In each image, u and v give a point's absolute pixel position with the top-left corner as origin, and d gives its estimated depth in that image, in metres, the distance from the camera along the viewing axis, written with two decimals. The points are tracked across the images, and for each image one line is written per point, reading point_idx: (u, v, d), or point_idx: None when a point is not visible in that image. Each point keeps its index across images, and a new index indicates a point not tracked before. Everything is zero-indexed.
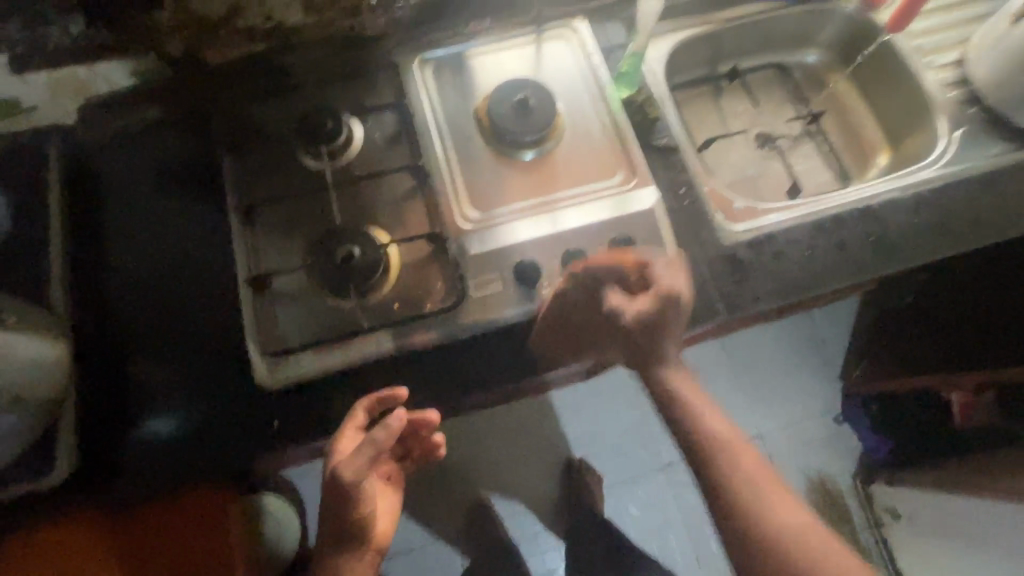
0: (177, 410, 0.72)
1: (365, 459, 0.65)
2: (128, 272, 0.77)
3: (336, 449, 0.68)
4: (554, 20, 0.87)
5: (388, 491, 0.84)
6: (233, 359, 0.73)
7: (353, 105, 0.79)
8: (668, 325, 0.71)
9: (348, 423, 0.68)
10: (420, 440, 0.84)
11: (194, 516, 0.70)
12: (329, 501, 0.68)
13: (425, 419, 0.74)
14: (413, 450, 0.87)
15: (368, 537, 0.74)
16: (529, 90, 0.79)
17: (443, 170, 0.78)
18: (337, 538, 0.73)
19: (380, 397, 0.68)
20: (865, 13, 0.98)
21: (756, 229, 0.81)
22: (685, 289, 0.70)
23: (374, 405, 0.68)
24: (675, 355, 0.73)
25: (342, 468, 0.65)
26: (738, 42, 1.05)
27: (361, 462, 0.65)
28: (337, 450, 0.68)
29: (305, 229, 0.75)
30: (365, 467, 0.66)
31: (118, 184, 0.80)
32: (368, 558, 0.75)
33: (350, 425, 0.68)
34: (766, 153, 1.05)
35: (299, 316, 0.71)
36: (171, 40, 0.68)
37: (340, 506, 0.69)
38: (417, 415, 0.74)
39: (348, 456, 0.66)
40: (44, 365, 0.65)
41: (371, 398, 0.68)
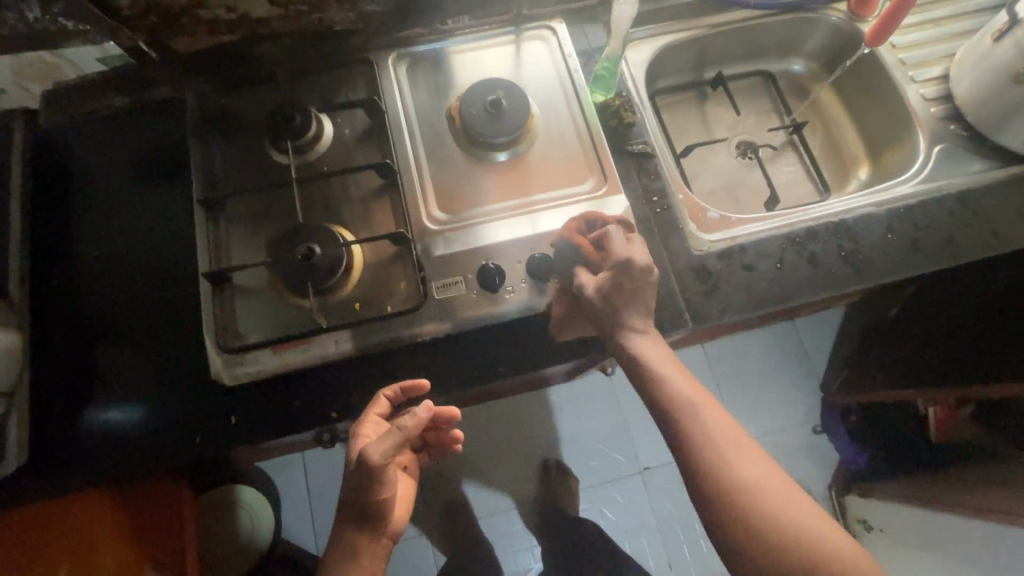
0: (133, 405, 0.70)
1: (395, 443, 0.64)
2: (91, 263, 0.75)
3: (364, 429, 0.68)
4: (533, 20, 0.86)
5: (406, 479, 0.81)
6: (193, 354, 0.72)
7: (323, 100, 0.78)
8: (640, 305, 0.67)
9: (374, 409, 0.69)
10: (438, 432, 0.87)
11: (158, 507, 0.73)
12: (354, 482, 0.67)
13: (448, 413, 0.79)
14: (429, 442, 0.90)
15: (388, 522, 0.71)
16: (502, 91, 0.77)
17: (413, 169, 0.77)
18: (355, 521, 0.70)
19: (404, 388, 0.70)
20: (850, 23, 0.97)
21: (727, 240, 0.81)
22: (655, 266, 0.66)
23: (399, 394, 0.69)
24: (648, 327, 0.68)
25: (371, 447, 0.64)
26: (723, 49, 1.04)
27: (389, 446, 0.64)
28: (364, 431, 0.68)
29: (270, 225, 0.74)
30: (395, 452, 0.64)
31: (83, 172, 0.78)
32: (381, 544, 0.71)
33: (376, 411, 0.69)
34: (746, 162, 1.04)
35: (257, 313, 0.70)
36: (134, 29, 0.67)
37: (365, 488, 0.67)
38: (442, 409, 0.79)
39: (378, 438, 0.65)
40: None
41: (398, 386, 0.69)
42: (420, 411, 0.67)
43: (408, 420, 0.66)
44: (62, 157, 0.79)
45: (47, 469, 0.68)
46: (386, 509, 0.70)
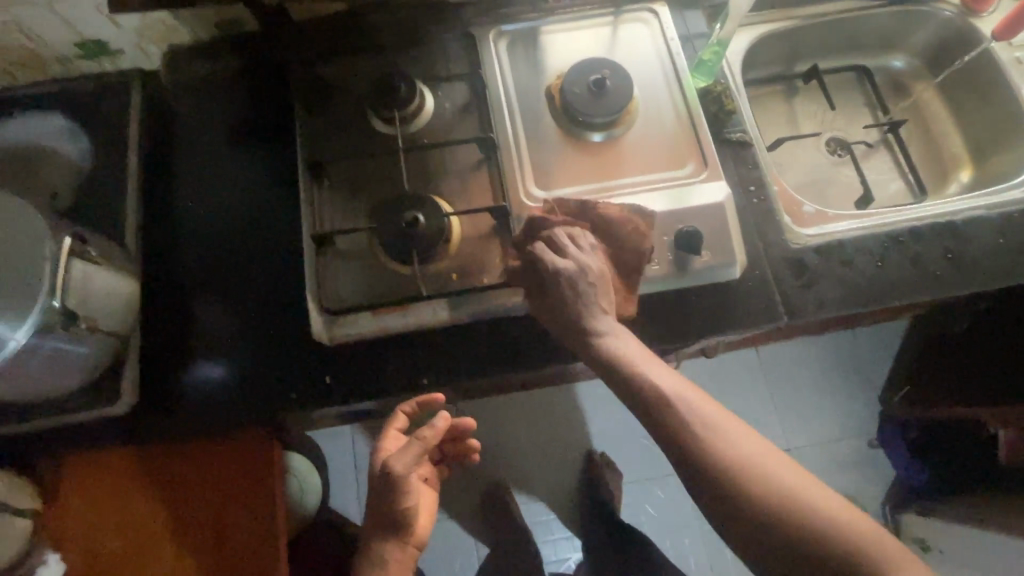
0: (234, 357, 0.73)
1: (415, 454, 0.68)
2: (197, 220, 0.78)
3: (386, 444, 0.75)
4: (635, 2, 0.85)
5: (429, 492, 0.83)
6: (292, 314, 0.74)
7: (425, 72, 0.79)
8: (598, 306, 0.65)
9: (392, 425, 0.76)
10: (456, 442, 0.92)
11: (234, 463, 0.72)
12: (377, 494, 0.70)
13: (464, 423, 0.88)
14: (447, 455, 0.94)
15: (412, 530, 0.72)
16: (606, 70, 0.77)
17: (511, 146, 0.77)
18: (382, 528, 0.71)
19: (420, 403, 0.75)
20: (964, 18, 0.92)
21: (825, 235, 0.79)
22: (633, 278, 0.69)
23: (416, 408, 0.75)
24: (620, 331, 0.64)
25: (392, 460, 0.68)
26: (820, 41, 1.00)
27: (409, 457, 0.68)
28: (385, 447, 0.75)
29: (371, 191, 0.75)
30: (416, 462, 0.68)
31: (191, 131, 0.81)
32: (409, 551, 0.72)
33: (395, 425, 0.76)
34: (837, 159, 1.01)
35: (357, 277, 0.71)
36: None
37: (388, 500, 0.69)
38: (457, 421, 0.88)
39: (398, 451, 0.69)
40: (122, 300, 0.68)
41: (414, 401, 0.75)
42: (436, 421, 0.70)
43: (425, 430, 0.70)
44: (172, 116, 0.82)
45: (155, 411, 0.72)
46: (410, 519, 0.71)
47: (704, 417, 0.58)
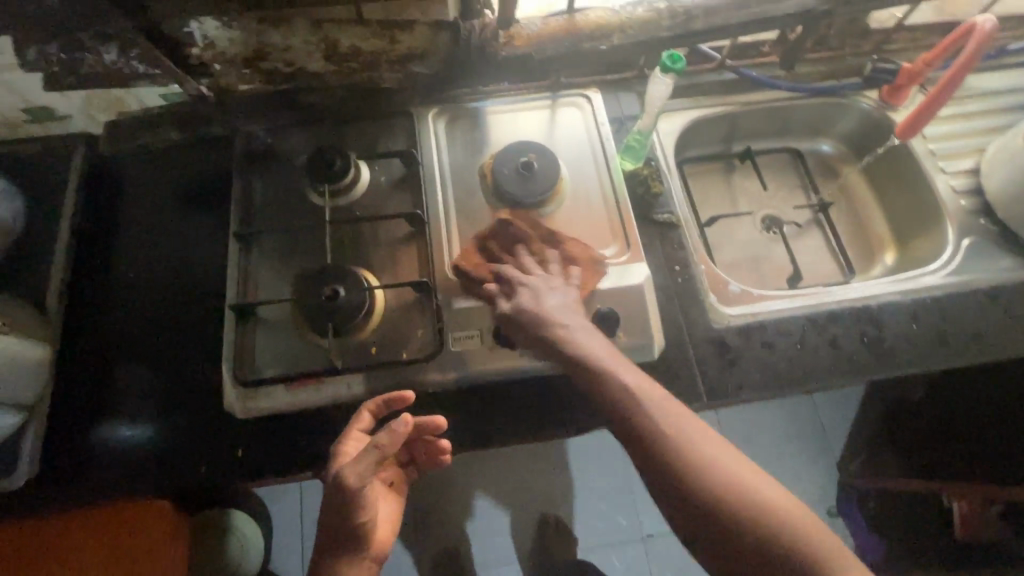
0: (148, 427, 0.71)
1: (371, 462, 0.61)
2: (129, 283, 0.78)
3: (352, 443, 0.66)
4: (569, 88, 0.89)
5: (388, 498, 0.76)
6: (211, 383, 0.73)
7: (364, 147, 0.82)
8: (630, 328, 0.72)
9: (354, 426, 0.67)
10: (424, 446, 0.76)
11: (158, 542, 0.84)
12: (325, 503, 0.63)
13: (432, 424, 0.69)
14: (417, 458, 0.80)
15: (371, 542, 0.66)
16: (534, 153, 0.80)
17: (441, 221, 0.80)
18: (332, 547, 0.65)
19: (386, 401, 0.67)
20: (882, 111, 0.98)
21: (747, 315, 0.81)
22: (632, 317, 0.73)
23: (382, 407, 0.67)
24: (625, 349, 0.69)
25: (345, 470, 0.61)
26: (753, 126, 1.05)
27: (364, 466, 0.61)
28: (344, 452, 0.65)
29: (300, 262, 0.75)
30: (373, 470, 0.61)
31: (132, 197, 0.82)
32: (367, 566, 0.66)
33: (357, 426, 0.67)
34: (770, 236, 1.04)
35: (276, 348, 0.71)
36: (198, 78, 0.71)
37: (336, 512, 0.63)
38: (424, 420, 0.69)
39: (354, 457, 0.62)
40: (22, 374, 0.66)
41: (380, 399, 0.67)
42: (395, 426, 0.61)
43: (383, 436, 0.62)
44: (112, 181, 0.83)
45: (54, 482, 0.69)
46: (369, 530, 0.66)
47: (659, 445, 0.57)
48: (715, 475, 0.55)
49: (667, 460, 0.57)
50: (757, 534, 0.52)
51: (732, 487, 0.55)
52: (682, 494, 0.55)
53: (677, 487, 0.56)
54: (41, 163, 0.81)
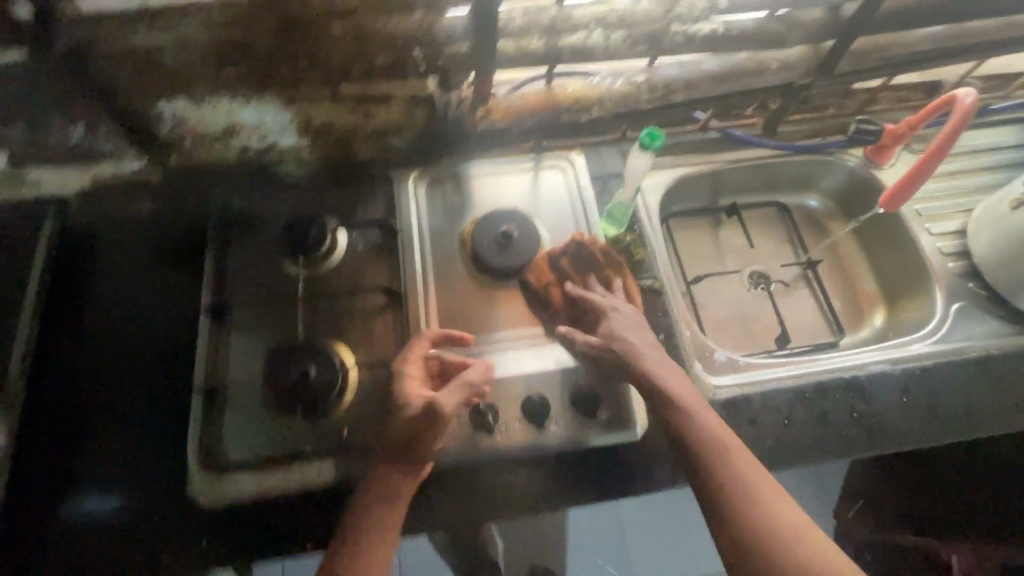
0: (104, 515, 0.67)
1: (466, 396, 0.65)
2: (93, 357, 0.75)
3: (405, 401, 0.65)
4: (553, 150, 0.89)
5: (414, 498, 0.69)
6: (171, 466, 0.69)
7: (341, 213, 0.80)
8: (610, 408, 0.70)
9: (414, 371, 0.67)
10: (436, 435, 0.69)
11: None
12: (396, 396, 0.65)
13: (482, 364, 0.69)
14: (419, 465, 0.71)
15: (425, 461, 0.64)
16: (516, 222, 0.79)
17: (419, 290, 0.77)
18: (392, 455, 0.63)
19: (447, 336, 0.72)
20: (867, 169, 0.98)
21: (733, 387, 0.79)
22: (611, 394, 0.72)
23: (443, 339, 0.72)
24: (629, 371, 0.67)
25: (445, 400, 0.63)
26: (739, 181, 1.04)
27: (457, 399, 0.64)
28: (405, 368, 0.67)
29: (272, 336, 0.73)
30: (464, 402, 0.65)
31: (104, 264, 0.79)
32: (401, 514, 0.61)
33: (426, 337, 0.71)
34: (757, 293, 1.02)
35: (244, 429, 0.68)
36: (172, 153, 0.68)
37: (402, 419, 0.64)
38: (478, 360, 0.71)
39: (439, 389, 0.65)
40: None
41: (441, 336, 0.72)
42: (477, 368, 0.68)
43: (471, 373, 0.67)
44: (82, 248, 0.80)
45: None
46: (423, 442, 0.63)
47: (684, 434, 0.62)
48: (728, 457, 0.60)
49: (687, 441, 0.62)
50: (761, 514, 0.56)
51: (745, 473, 0.59)
52: (703, 469, 0.60)
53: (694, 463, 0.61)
54: None
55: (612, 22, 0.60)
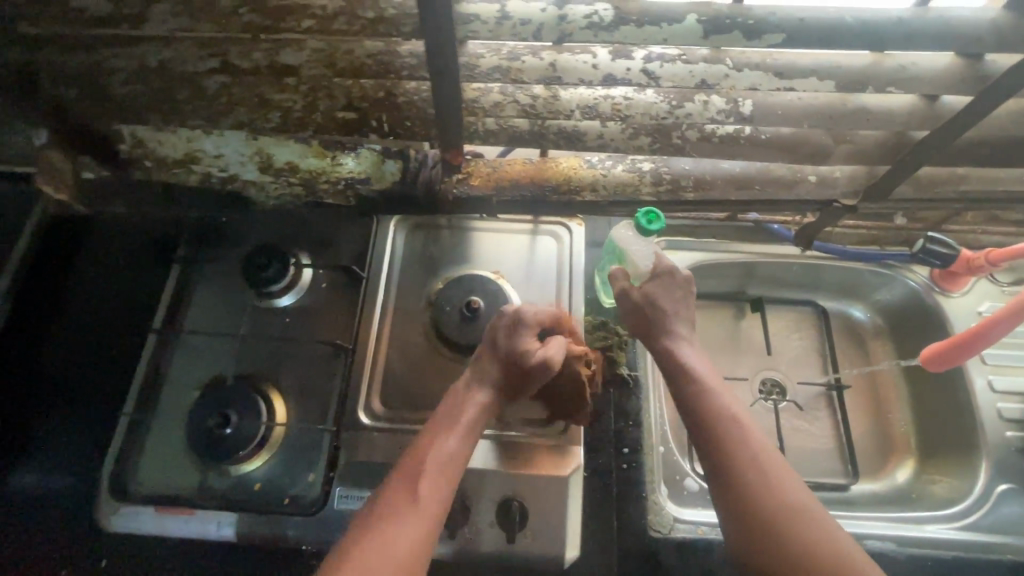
0: (12, 507, 0.66)
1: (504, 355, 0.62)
2: (30, 338, 0.73)
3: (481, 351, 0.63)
4: (553, 215, 0.80)
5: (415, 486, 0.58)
6: (86, 483, 0.67)
7: (312, 249, 0.76)
8: (544, 527, 0.62)
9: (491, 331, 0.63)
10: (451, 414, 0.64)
11: None
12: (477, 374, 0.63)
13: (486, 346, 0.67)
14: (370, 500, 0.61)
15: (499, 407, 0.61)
16: (488, 294, 0.71)
17: (370, 347, 0.72)
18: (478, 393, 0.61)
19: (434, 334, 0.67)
20: (932, 294, 0.83)
21: (696, 528, 0.68)
22: (547, 508, 0.62)
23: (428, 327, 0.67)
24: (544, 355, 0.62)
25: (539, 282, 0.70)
26: (772, 274, 0.91)
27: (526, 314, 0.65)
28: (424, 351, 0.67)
29: (212, 369, 0.70)
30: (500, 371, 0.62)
31: (66, 243, 0.77)
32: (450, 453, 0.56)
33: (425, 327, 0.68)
34: (766, 406, 0.88)
35: (159, 463, 0.66)
36: (137, 174, 0.64)
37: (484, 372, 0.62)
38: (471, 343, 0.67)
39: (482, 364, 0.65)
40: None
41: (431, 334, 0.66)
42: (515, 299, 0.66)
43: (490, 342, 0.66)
44: (47, 224, 0.77)
45: None
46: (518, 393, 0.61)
47: (737, 441, 0.55)
48: (792, 482, 0.53)
49: (738, 455, 0.54)
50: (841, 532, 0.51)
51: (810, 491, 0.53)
52: (746, 475, 0.53)
53: (780, 529, 0.50)
54: None
55: (604, 110, 0.50)
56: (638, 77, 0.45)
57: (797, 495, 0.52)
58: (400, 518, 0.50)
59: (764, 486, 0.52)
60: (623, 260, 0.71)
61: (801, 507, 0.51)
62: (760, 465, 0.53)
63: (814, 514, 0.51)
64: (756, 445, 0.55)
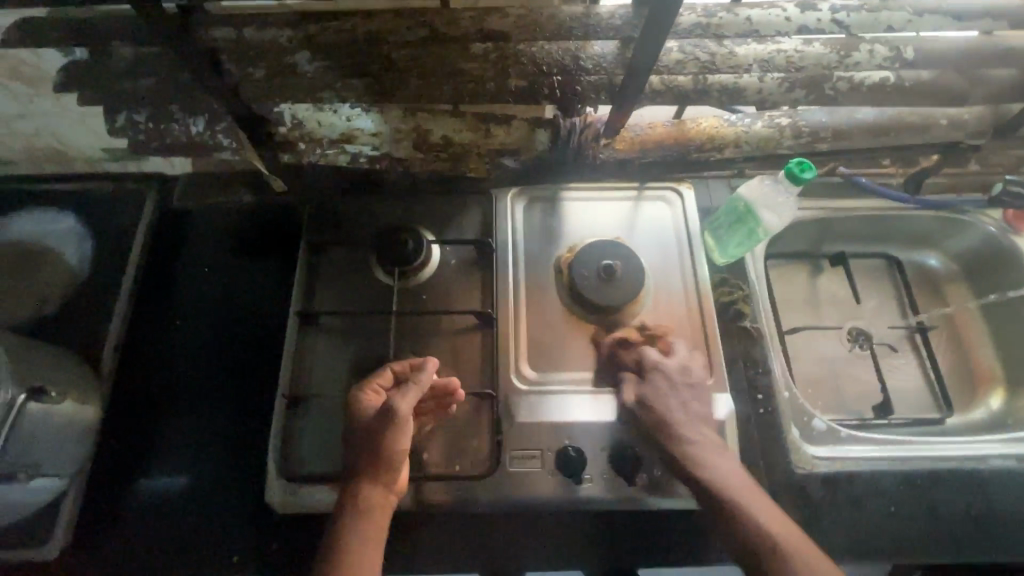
0: (180, 493, 0.68)
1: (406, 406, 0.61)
2: (180, 334, 0.76)
3: (360, 398, 0.63)
4: (659, 180, 0.83)
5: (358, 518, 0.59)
6: (244, 467, 0.69)
7: (437, 227, 0.78)
8: None
9: (375, 380, 0.64)
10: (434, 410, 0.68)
11: None
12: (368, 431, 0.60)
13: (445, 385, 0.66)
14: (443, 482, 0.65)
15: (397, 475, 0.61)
16: (619, 257, 0.74)
17: (509, 317, 0.74)
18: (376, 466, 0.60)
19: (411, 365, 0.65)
20: (1007, 235, 0.89)
21: (836, 461, 0.72)
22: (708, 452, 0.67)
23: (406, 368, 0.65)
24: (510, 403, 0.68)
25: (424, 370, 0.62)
26: (851, 229, 0.96)
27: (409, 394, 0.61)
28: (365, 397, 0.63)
29: (359, 347, 0.71)
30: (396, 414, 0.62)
31: (200, 242, 0.80)
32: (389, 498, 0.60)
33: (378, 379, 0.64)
34: (857, 353, 0.93)
35: (323, 441, 0.67)
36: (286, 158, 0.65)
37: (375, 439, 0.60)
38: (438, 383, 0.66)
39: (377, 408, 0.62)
40: (62, 427, 0.63)
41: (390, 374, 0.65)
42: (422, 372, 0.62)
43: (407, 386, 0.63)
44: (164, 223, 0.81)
45: (88, 544, 0.65)
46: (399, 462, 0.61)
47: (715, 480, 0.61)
48: (763, 517, 0.59)
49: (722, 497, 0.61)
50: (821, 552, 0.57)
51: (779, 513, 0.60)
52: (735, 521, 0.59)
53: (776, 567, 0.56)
54: (112, 208, 0.80)
55: (778, 63, 0.54)
56: (829, 26, 0.50)
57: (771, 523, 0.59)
58: (371, 549, 0.56)
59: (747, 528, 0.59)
60: (755, 215, 0.74)
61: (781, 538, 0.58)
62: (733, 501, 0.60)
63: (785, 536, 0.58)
64: (736, 485, 0.61)
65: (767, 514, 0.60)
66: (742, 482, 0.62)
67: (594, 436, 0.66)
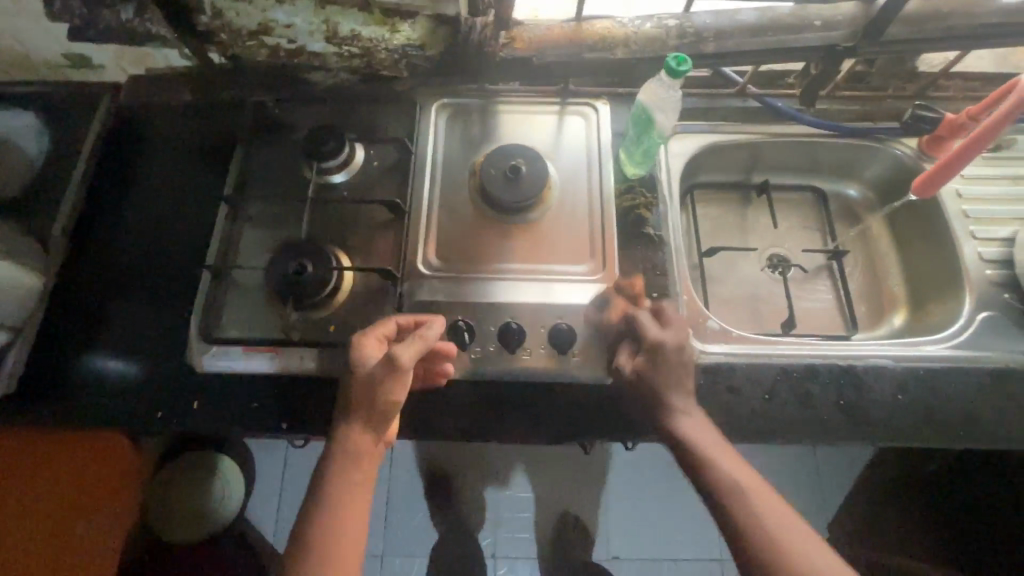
0: (114, 358, 0.74)
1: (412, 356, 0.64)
2: (124, 224, 0.82)
3: (363, 346, 0.65)
4: (579, 96, 0.87)
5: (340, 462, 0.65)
6: (172, 338, 0.75)
7: (363, 131, 0.83)
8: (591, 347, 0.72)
9: (380, 330, 0.67)
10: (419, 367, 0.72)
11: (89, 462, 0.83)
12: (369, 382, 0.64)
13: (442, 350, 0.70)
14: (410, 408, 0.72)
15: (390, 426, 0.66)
16: (526, 159, 0.79)
17: (423, 212, 0.79)
18: (370, 418, 0.65)
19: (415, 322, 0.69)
20: (920, 162, 0.91)
21: (720, 356, 0.77)
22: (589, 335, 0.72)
23: (410, 325, 0.69)
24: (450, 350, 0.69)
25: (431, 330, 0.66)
26: (775, 158, 0.99)
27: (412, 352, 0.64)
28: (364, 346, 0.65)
29: (281, 232, 0.78)
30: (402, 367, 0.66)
31: (147, 142, 0.86)
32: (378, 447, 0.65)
33: (381, 329, 0.67)
34: (774, 276, 0.97)
35: (241, 312, 0.74)
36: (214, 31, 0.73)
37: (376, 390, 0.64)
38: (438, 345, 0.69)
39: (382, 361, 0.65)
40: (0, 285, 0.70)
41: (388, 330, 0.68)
42: (432, 330, 0.66)
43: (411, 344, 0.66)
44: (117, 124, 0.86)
45: (30, 399, 0.73)
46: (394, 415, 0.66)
47: (694, 449, 0.66)
48: (739, 471, 0.64)
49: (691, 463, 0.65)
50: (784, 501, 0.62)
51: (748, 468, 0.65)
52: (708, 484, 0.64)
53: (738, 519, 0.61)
54: (67, 110, 0.86)
55: None
56: None
57: (727, 476, 0.63)
58: (355, 494, 0.63)
59: (716, 484, 0.64)
60: (652, 121, 0.78)
61: (748, 493, 0.62)
62: (703, 466, 0.65)
63: (748, 479, 0.63)
64: (719, 451, 0.65)
65: (731, 466, 0.64)
66: (710, 438, 0.67)
67: (487, 316, 0.73)
